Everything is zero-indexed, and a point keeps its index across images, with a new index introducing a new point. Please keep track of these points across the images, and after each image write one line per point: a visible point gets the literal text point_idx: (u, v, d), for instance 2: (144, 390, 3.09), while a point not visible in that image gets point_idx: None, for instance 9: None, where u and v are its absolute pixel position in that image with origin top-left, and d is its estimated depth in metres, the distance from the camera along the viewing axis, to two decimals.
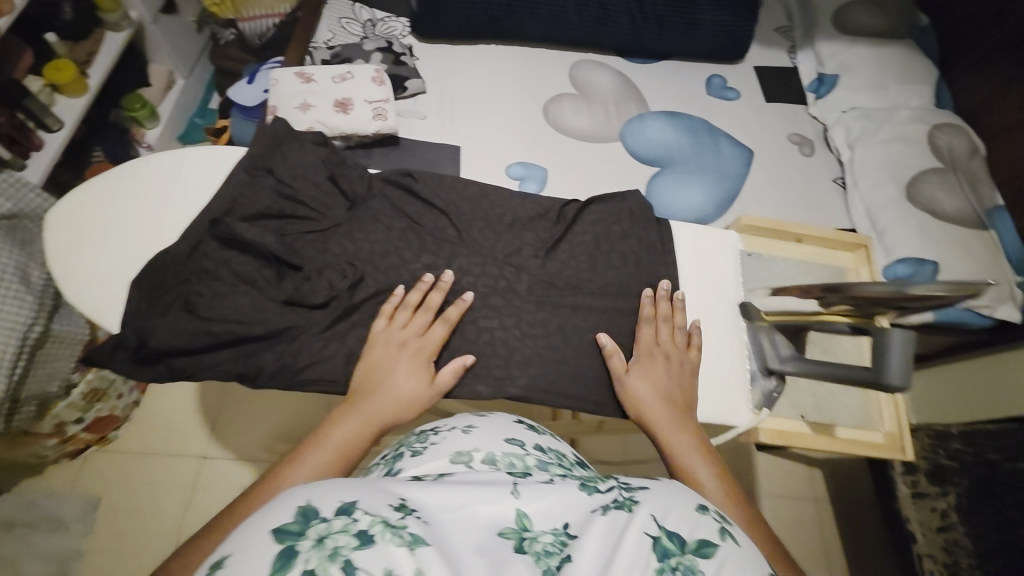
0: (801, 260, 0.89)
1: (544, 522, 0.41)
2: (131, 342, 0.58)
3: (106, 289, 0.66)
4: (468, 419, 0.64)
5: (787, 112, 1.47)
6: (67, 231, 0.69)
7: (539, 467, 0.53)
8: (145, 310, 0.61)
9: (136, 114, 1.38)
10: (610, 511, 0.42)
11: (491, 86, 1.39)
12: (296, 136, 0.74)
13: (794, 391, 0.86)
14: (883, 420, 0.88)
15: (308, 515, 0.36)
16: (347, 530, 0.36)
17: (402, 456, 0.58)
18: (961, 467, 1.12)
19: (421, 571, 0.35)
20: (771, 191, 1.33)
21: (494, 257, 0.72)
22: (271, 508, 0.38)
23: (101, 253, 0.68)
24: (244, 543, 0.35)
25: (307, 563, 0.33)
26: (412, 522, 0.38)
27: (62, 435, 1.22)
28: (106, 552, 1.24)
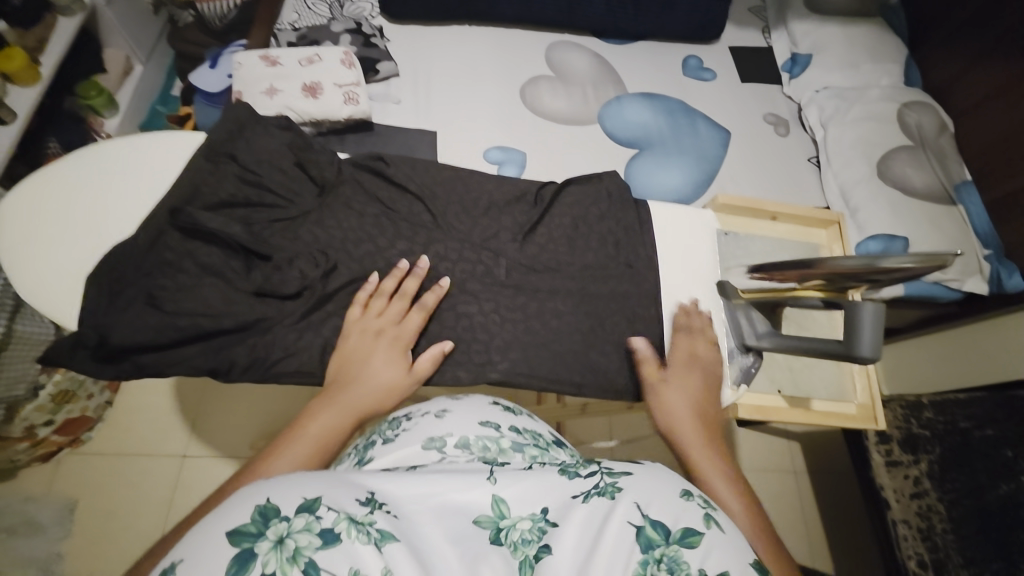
0: (776, 238, 0.90)
1: (521, 508, 0.42)
2: (90, 340, 0.56)
3: (64, 285, 0.63)
4: (438, 403, 0.63)
5: (762, 91, 1.48)
6: (17, 224, 0.65)
7: (514, 450, 0.54)
8: (105, 306, 0.58)
9: (92, 101, 1.32)
10: (591, 499, 0.42)
11: (466, 68, 1.36)
12: (260, 120, 0.71)
13: (772, 366, 0.87)
14: (857, 391, 0.90)
15: (267, 515, 0.35)
16: (309, 530, 0.35)
17: (374, 445, 0.57)
18: (933, 435, 1.17)
19: (388, 568, 0.35)
20: (748, 171, 1.34)
21: (471, 241, 0.71)
22: (229, 507, 0.36)
23: (56, 248, 0.65)
24: (198, 548, 0.34)
25: (265, 566, 0.33)
26: (379, 517, 0.38)
27: (33, 438, 1.18)
28: (85, 556, 1.21)
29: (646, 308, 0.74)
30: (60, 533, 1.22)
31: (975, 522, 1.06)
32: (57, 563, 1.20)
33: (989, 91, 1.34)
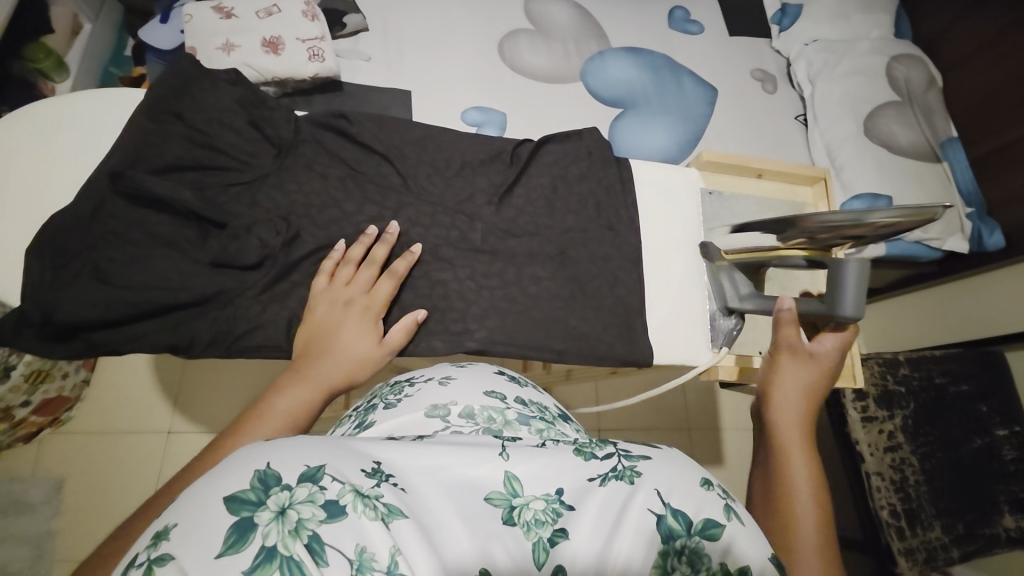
0: (761, 197, 0.88)
1: (535, 488, 0.39)
2: (34, 317, 0.52)
3: (3, 260, 0.58)
4: (444, 369, 0.63)
5: (750, 45, 1.42)
6: None
7: (519, 421, 0.52)
8: (48, 280, 0.54)
9: (40, 65, 1.20)
10: (609, 482, 0.41)
11: (441, 22, 1.28)
12: (207, 75, 0.65)
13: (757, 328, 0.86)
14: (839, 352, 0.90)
15: (267, 482, 0.33)
16: (313, 501, 0.33)
17: (375, 409, 0.56)
18: (907, 392, 1.20)
19: (396, 548, 0.34)
20: (735, 130, 1.30)
21: (445, 205, 0.67)
22: (221, 474, 0.34)
23: None
24: (192, 515, 0.33)
25: (267, 537, 0.31)
26: (386, 490, 0.36)
27: (10, 420, 1.13)
28: (72, 535, 1.20)
29: (628, 271, 0.72)
30: (45, 513, 1.21)
31: (951, 473, 1.16)
32: (46, 542, 1.19)
33: (978, 42, 1.30)
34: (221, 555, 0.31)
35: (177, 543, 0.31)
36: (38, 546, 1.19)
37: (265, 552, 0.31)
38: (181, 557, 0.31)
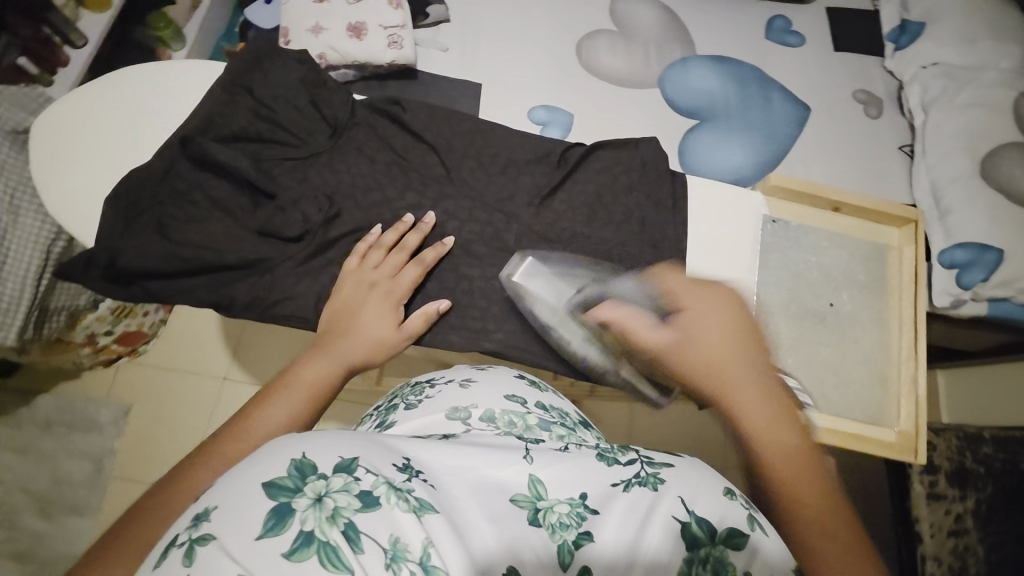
0: (832, 233, 0.78)
1: (559, 491, 0.39)
2: (102, 260, 0.57)
3: (89, 207, 0.65)
4: (465, 372, 0.62)
5: (855, 63, 1.29)
6: (51, 143, 0.67)
7: (541, 427, 0.51)
8: (120, 229, 0.59)
9: (161, 33, 1.37)
10: (633, 487, 0.40)
11: (522, 17, 1.27)
12: (281, 54, 0.69)
13: (824, 370, 0.73)
14: (899, 417, 0.73)
15: (304, 471, 0.34)
16: (348, 491, 0.34)
17: (396, 409, 0.56)
18: (986, 474, 1.04)
19: (429, 541, 0.34)
20: (823, 155, 1.19)
21: (484, 202, 0.67)
22: (259, 460, 0.35)
23: (87, 169, 0.67)
24: (228, 497, 0.33)
25: (304, 523, 0.32)
26: (418, 486, 0.37)
27: (94, 344, 1.28)
28: (133, 456, 1.35)
29: None
30: (115, 432, 1.37)
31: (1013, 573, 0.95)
32: (111, 456, 1.35)
33: None
34: (260, 537, 0.31)
35: (217, 523, 0.32)
36: (102, 460, 1.35)
37: (303, 536, 0.31)
38: (223, 537, 0.31)
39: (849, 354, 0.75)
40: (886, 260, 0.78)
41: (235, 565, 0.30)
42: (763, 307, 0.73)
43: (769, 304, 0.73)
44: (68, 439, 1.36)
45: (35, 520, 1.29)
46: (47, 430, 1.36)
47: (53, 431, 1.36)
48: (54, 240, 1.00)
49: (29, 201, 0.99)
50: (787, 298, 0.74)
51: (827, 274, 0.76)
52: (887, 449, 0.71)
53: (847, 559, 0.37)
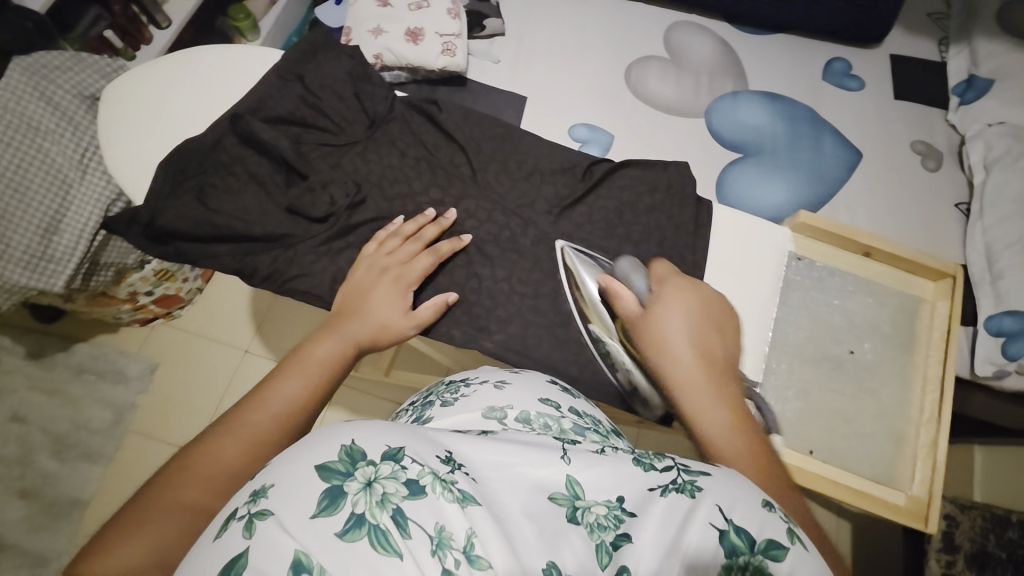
0: (861, 279, 0.74)
1: (597, 493, 0.39)
2: (144, 218, 0.61)
3: (139, 170, 0.70)
4: (501, 373, 0.63)
5: (915, 113, 1.24)
6: (117, 108, 0.74)
7: (575, 432, 0.50)
8: (166, 192, 0.64)
9: (239, 24, 1.50)
10: (669, 493, 0.39)
11: (575, 38, 1.30)
12: (333, 47, 0.74)
13: (832, 420, 0.69)
14: (911, 480, 0.68)
15: (354, 457, 0.36)
16: (395, 478, 0.36)
17: (432, 405, 0.57)
18: (1010, 559, 0.96)
19: (472, 530, 0.35)
20: (871, 202, 1.15)
21: (504, 205, 0.68)
22: (313, 443, 0.37)
23: (144, 136, 0.72)
24: (286, 475, 0.36)
25: (356, 505, 0.34)
26: (460, 477, 0.38)
27: (134, 302, 1.37)
28: (155, 411, 1.43)
29: None
30: (141, 387, 1.45)
31: None
32: (135, 409, 1.43)
33: None
34: (315, 516, 0.34)
35: (276, 499, 0.35)
36: (121, 413, 1.43)
37: (355, 518, 0.34)
38: (279, 513, 0.34)
39: (866, 406, 0.70)
40: (917, 314, 0.74)
41: (291, 539, 0.33)
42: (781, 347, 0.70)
43: (783, 343, 0.70)
44: (98, 386, 1.45)
45: (51, 460, 1.38)
46: (82, 376, 1.45)
47: (86, 378, 1.45)
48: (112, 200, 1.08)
49: (98, 163, 1.08)
50: (807, 342, 0.71)
51: (855, 323, 0.73)
52: (894, 511, 0.66)
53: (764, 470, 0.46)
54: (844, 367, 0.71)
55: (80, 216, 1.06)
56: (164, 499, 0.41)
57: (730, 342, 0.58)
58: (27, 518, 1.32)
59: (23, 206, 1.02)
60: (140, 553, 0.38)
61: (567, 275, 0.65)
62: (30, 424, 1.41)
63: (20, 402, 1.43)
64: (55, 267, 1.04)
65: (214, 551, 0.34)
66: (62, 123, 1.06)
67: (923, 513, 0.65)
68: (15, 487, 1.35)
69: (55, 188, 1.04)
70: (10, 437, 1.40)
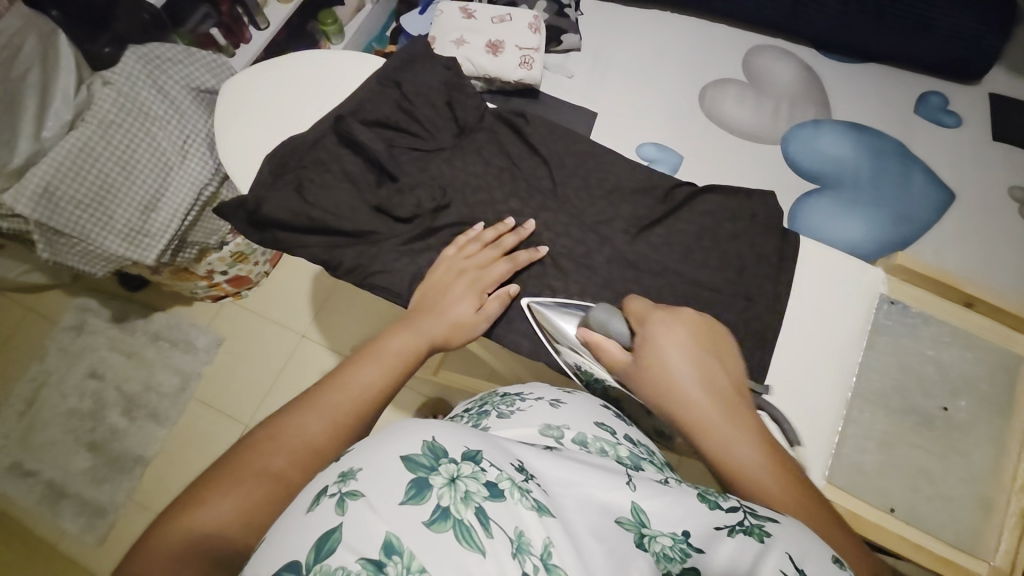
0: (965, 332, 0.69)
1: (662, 524, 0.40)
2: (250, 206, 0.66)
3: (245, 161, 0.76)
4: (553, 392, 0.62)
5: (1019, 157, 1.15)
6: (231, 102, 0.80)
7: (632, 460, 0.50)
8: (269, 182, 0.68)
9: (326, 28, 1.62)
10: (737, 534, 0.39)
11: (652, 57, 1.30)
12: (430, 57, 0.77)
13: (916, 478, 0.64)
14: (996, 549, 0.62)
15: (437, 452, 0.38)
16: (476, 478, 0.38)
17: (488, 415, 0.58)
18: None
19: (550, 540, 0.37)
20: (961, 248, 1.07)
21: (582, 221, 0.69)
22: (398, 432, 0.39)
23: (251, 130, 0.78)
24: (372, 461, 0.38)
25: (441, 498, 0.36)
26: (533, 487, 0.40)
27: (210, 280, 1.48)
28: (215, 383, 1.53)
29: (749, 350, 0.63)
30: (205, 359, 1.55)
31: None
32: (196, 379, 1.53)
33: None
34: (404, 503, 0.35)
35: (365, 481, 0.37)
36: (187, 380, 1.53)
37: (441, 510, 0.35)
38: (369, 496, 0.36)
39: (951, 466, 0.65)
40: (1022, 377, 0.68)
41: (382, 522, 0.34)
42: (863, 395, 0.65)
43: (869, 390, 0.66)
44: (167, 354, 1.56)
45: (121, 418, 1.49)
46: (154, 342, 1.57)
47: (158, 345, 1.57)
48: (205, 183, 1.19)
49: (197, 150, 1.18)
50: (891, 392, 0.66)
51: (950, 379, 0.67)
52: None
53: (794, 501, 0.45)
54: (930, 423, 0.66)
55: (177, 198, 1.16)
56: (253, 462, 0.44)
57: (735, 368, 0.56)
58: (94, 468, 1.44)
59: (127, 182, 1.11)
60: (229, 512, 0.41)
61: (543, 331, 0.64)
62: (106, 382, 1.53)
63: (99, 360, 1.56)
64: (150, 241, 1.14)
65: (305, 524, 0.36)
66: (170, 111, 1.15)
67: None
68: (88, 437, 1.47)
69: (156, 169, 1.14)
70: (87, 392, 1.52)
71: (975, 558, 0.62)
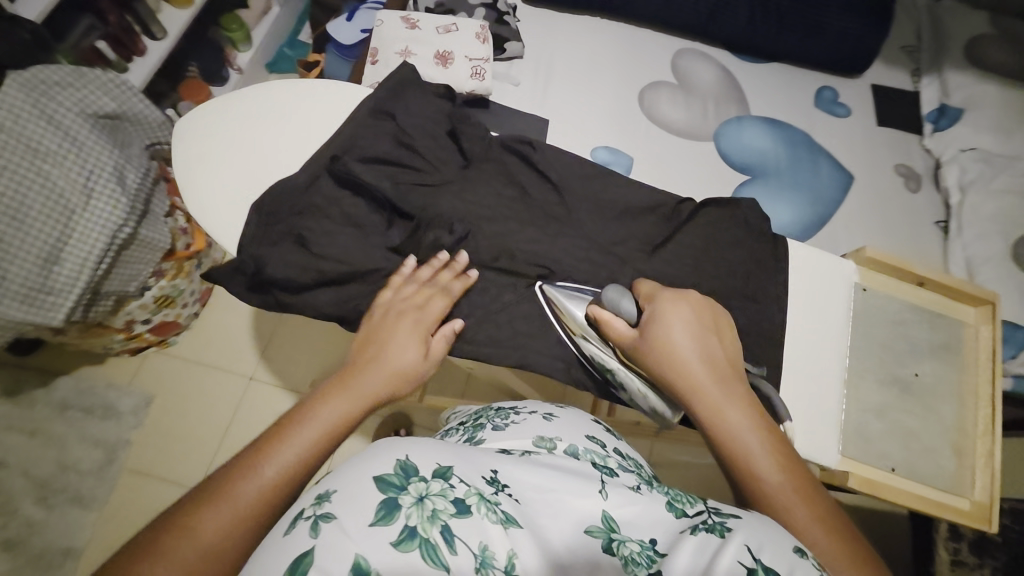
0: (916, 306, 0.82)
1: (631, 530, 0.43)
2: (251, 270, 0.70)
3: (236, 210, 0.78)
4: (547, 406, 0.63)
5: (898, 140, 1.37)
6: (203, 144, 0.82)
7: (621, 469, 0.50)
8: (262, 237, 0.73)
9: (232, 34, 1.51)
10: (699, 532, 0.42)
11: (590, 64, 1.34)
12: (421, 88, 0.84)
13: (900, 433, 0.77)
14: (975, 486, 0.76)
15: (407, 471, 0.42)
16: (444, 496, 0.41)
17: (483, 428, 0.58)
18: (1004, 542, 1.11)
19: (513, 552, 0.40)
20: (869, 223, 1.27)
21: (599, 244, 0.76)
22: (369, 459, 0.43)
23: (232, 174, 0.80)
24: (346, 484, 0.42)
25: (409, 518, 0.39)
26: (503, 499, 0.43)
27: (129, 332, 1.28)
28: (148, 447, 1.33)
29: (755, 346, 0.73)
30: (134, 422, 1.35)
31: None
32: (124, 447, 1.32)
33: None
34: (373, 523, 0.39)
35: (336, 503, 0.40)
36: (113, 453, 1.32)
37: (409, 529, 0.39)
38: (341, 519, 0.39)
39: (929, 423, 0.78)
40: (964, 337, 0.83)
41: (353, 543, 0.38)
42: (849, 372, 0.76)
43: (859, 369, 0.77)
44: (80, 425, 1.33)
45: (33, 508, 1.25)
46: (60, 414, 1.33)
47: (67, 415, 1.33)
48: (120, 227, 1.00)
49: (105, 187, 0.98)
50: (862, 362, 0.77)
51: (903, 344, 0.80)
52: (962, 515, 0.75)
53: (773, 457, 0.50)
54: (901, 388, 0.78)
55: (85, 246, 0.97)
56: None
57: (731, 342, 0.63)
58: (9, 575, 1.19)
59: (19, 234, 0.92)
60: None
61: (556, 315, 0.71)
62: (8, 467, 1.27)
63: None
64: (55, 299, 0.96)
65: (283, 545, 0.40)
66: (66, 144, 0.94)
67: (990, 516, 0.74)
68: None
69: (56, 214, 0.94)
70: None
71: (962, 496, 0.76)
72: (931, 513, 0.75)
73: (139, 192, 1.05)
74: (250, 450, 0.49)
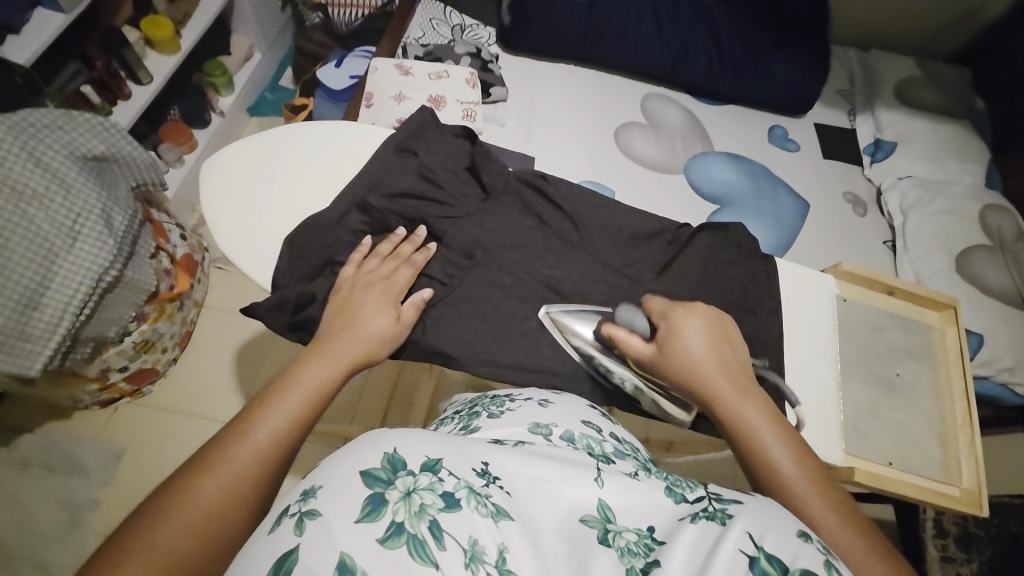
0: (891, 313, 0.92)
1: (627, 520, 0.43)
2: (291, 306, 0.74)
3: (259, 245, 0.81)
4: (542, 393, 0.68)
5: (844, 171, 1.53)
6: (220, 180, 0.84)
7: (616, 455, 0.53)
8: (291, 269, 0.78)
9: (215, 79, 1.53)
10: (700, 520, 0.42)
11: (567, 108, 1.44)
12: (440, 129, 0.90)
13: (889, 429, 0.84)
14: (962, 474, 0.83)
15: (394, 465, 0.42)
16: (432, 490, 0.41)
17: (479, 415, 0.60)
18: None
19: (504, 546, 0.40)
20: (827, 245, 1.40)
21: (613, 266, 0.83)
22: (359, 453, 0.43)
23: (251, 210, 0.83)
24: (332, 480, 0.41)
25: (396, 513, 0.39)
26: (494, 491, 0.43)
27: (103, 381, 1.22)
28: (117, 506, 1.22)
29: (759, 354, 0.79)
30: (102, 479, 1.24)
31: None
32: (90, 508, 1.22)
33: None
34: (359, 519, 0.39)
35: (320, 500, 0.40)
36: (78, 514, 1.21)
37: (395, 525, 0.38)
38: (324, 516, 0.39)
39: (914, 419, 0.86)
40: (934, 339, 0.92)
41: (338, 544, 0.37)
42: (840, 373, 0.84)
43: (847, 368, 0.85)
44: (42, 486, 1.22)
45: None
46: (21, 474, 1.23)
47: (28, 475, 1.23)
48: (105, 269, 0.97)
49: (91, 228, 0.95)
50: (850, 366, 0.85)
51: (883, 347, 0.88)
52: (956, 502, 0.81)
53: (788, 453, 0.55)
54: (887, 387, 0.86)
55: (68, 288, 0.93)
56: (148, 538, 0.42)
57: (741, 350, 0.68)
58: None
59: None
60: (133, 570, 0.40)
61: (562, 335, 0.77)
62: None
63: None
64: (31, 347, 0.92)
65: (267, 544, 0.39)
66: (53, 186, 0.92)
67: (980, 500, 0.81)
68: None
69: (39, 257, 0.91)
70: None
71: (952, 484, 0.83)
72: (930, 503, 0.81)
73: (126, 234, 1.02)
74: (241, 417, 0.53)
